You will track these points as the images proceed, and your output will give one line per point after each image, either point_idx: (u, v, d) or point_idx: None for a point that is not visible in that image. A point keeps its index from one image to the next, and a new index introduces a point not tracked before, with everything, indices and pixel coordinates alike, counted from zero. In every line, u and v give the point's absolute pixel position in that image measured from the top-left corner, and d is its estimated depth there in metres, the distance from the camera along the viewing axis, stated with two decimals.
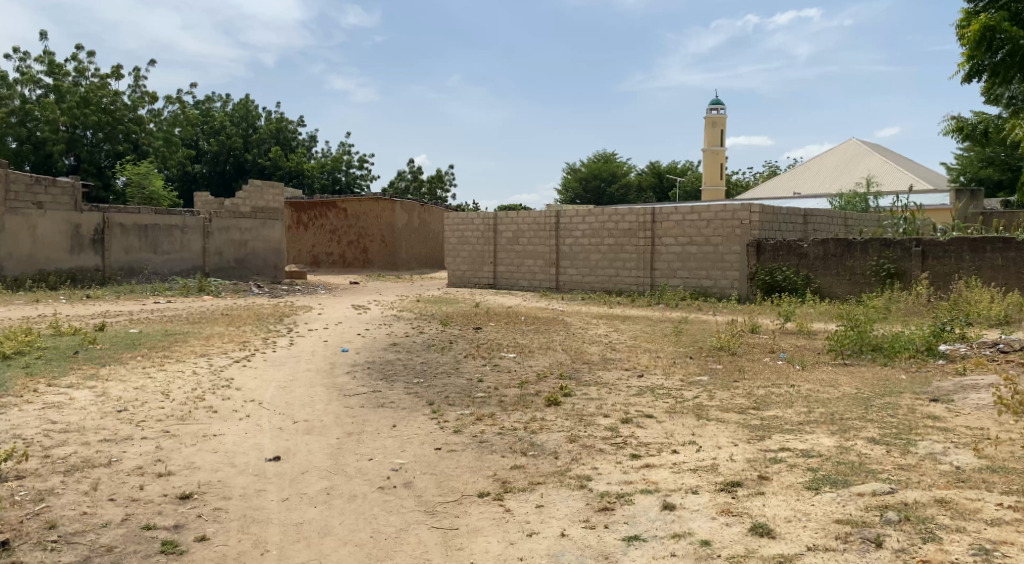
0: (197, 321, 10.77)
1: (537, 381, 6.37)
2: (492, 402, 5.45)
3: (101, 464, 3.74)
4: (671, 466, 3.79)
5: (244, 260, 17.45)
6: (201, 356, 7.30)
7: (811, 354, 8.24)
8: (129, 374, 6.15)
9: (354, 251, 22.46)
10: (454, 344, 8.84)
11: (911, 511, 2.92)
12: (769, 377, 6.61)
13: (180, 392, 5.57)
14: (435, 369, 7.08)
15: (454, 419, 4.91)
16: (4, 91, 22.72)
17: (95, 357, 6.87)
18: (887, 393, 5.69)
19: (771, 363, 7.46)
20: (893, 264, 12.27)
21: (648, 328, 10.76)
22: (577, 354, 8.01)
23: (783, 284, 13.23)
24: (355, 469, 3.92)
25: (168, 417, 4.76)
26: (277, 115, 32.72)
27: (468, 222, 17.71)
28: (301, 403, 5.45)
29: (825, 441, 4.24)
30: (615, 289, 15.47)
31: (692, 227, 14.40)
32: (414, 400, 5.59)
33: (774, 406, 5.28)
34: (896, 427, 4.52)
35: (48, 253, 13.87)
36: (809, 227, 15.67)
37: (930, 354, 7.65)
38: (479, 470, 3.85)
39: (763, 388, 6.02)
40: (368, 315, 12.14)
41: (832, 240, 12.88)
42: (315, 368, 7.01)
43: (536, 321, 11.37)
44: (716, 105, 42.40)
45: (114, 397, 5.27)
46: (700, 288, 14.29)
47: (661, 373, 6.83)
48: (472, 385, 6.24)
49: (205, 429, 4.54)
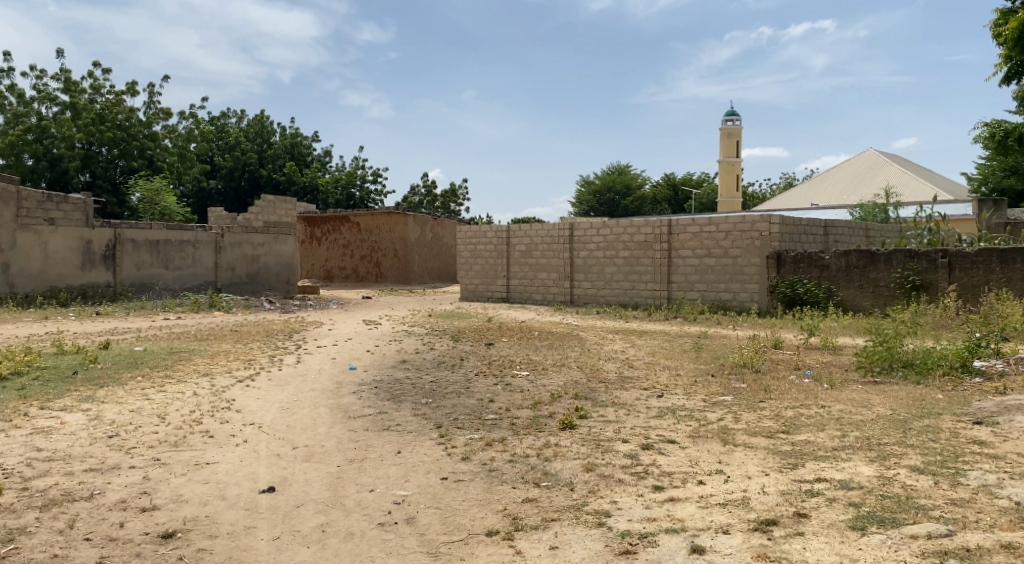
0: (204, 338, 10.58)
1: (550, 401, 6.06)
2: (504, 425, 5.15)
3: (81, 498, 3.51)
4: (698, 500, 3.46)
5: (256, 276, 17.32)
6: (204, 376, 7.08)
7: (838, 371, 7.85)
8: (127, 396, 5.93)
9: (367, 265, 22.32)
10: (465, 361, 8.56)
11: (975, 559, 2.58)
12: (796, 397, 6.25)
13: (178, 416, 5.34)
14: (445, 388, 6.79)
15: (463, 445, 4.62)
16: (22, 109, 23.03)
17: (94, 377, 6.67)
18: (925, 414, 5.31)
19: (796, 382, 7.09)
20: (918, 276, 11.86)
21: (666, 343, 10.43)
22: (592, 372, 7.69)
23: (805, 297, 12.84)
24: (354, 502, 3.63)
25: (161, 443, 4.52)
26: (292, 130, 32.85)
27: (481, 235, 17.50)
28: (302, 427, 5.18)
29: (865, 470, 3.89)
30: (631, 302, 15.12)
31: (709, 239, 14.05)
32: (421, 423, 5.30)
33: (804, 430, 4.93)
34: (942, 454, 4.14)
35: (59, 270, 13.81)
36: (830, 238, 15.28)
37: (965, 371, 7.25)
38: (487, 504, 3.55)
39: (791, 410, 5.65)
40: (378, 330, 11.93)
41: (855, 252, 12.50)
42: (320, 388, 6.75)
43: (550, 336, 11.07)
44: (730, 116, 42.11)
45: (107, 420, 5.05)
46: (719, 301, 13.91)
47: (682, 393, 6.48)
48: (483, 406, 5.95)
49: (199, 457, 4.28)
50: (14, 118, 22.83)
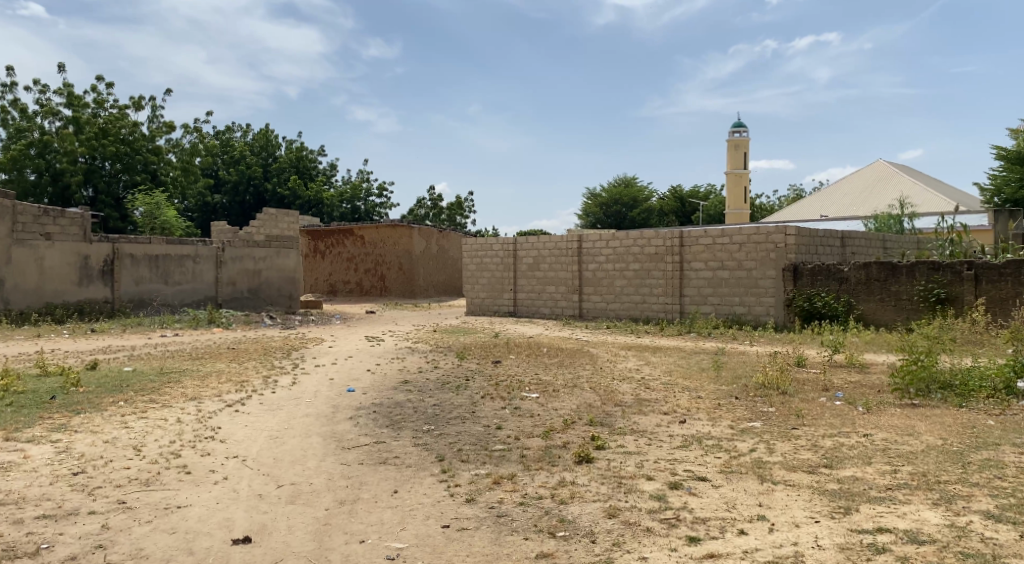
0: (199, 357, 10.14)
1: (563, 429, 5.55)
2: (513, 458, 4.66)
3: (26, 554, 3.03)
4: (743, 558, 2.96)
5: (258, 290, 16.90)
6: (191, 400, 6.61)
7: (871, 393, 7.31)
8: (103, 424, 5.46)
9: (371, 279, 21.88)
10: (470, 381, 8.04)
11: None
12: (832, 423, 5.72)
13: (154, 448, 4.85)
14: (449, 412, 6.29)
15: (468, 483, 4.12)
16: (25, 123, 22.86)
17: (72, 402, 6.20)
18: (982, 444, 4.78)
19: (828, 405, 6.56)
20: (943, 289, 11.33)
21: (682, 360, 9.92)
22: (607, 393, 7.17)
23: (823, 310, 12.31)
24: (342, 557, 3.14)
25: (130, 482, 4.04)
26: (297, 143, 32.65)
27: (487, 248, 17.03)
28: (291, 460, 4.70)
29: (931, 517, 3.37)
30: (642, 317, 14.61)
31: (723, 251, 13.54)
32: (422, 455, 4.80)
33: (849, 464, 4.40)
34: (1016, 496, 3.62)
35: (56, 285, 13.43)
36: (847, 250, 14.77)
37: (1010, 393, 6.69)
38: (496, 560, 3.06)
39: (830, 439, 5.13)
40: (380, 347, 11.46)
41: (875, 264, 12.00)
42: (315, 414, 6.26)
43: (559, 353, 10.57)
44: (738, 128, 41.70)
45: (75, 454, 4.57)
46: (733, 315, 13.38)
47: (707, 419, 5.97)
48: (490, 434, 5.45)
49: (170, 499, 3.79)
50: (17, 133, 22.67)
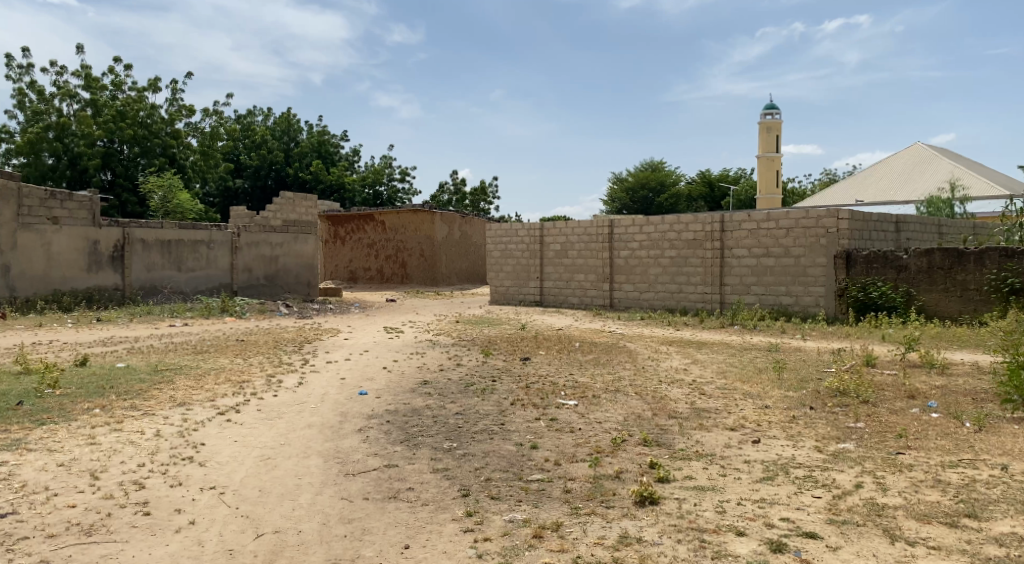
0: (202, 350, 9.35)
1: (613, 451, 4.56)
2: (557, 497, 3.67)
3: None
4: None
5: (275, 277, 16.11)
6: (177, 407, 5.72)
7: (968, 402, 6.19)
8: (66, 440, 4.60)
9: (392, 266, 21.02)
10: (497, 382, 7.09)
11: None
12: (943, 447, 4.63)
13: (115, 475, 3.95)
14: (473, 425, 5.33)
15: (501, 536, 3.15)
16: (43, 106, 22.35)
17: (40, 410, 5.36)
18: None
19: (924, 420, 5.47)
20: (1017, 278, 10.07)
21: (732, 358, 8.89)
22: (657, 401, 6.17)
23: (879, 301, 11.11)
24: None
25: (69, 529, 3.14)
26: (318, 128, 31.93)
27: (512, 233, 16.03)
28: (281, 494, 3.79)
29: None
30: (679, 307, 13.50)
31: (767, 236, 12.39)
32: (441, 489, 3.84)
33: (999, 514, 3.34)
34: None
35: (63, 272, 12.72)
36: (903, 236, 13.52)
37: None
38: None
39: (956, 472, 4.05)
40: (400, 339, 10.62)
41: (939, 250, 10.77)
42: (317, 425, 5.35)
43: (593, 348, 9.60)
44: (771, 110, 40.05)
45: (15, 484, 3.71)
46: (780, 306, 12.24)
47: (785, 439, 4.93)
48: (523, 456, 4.49)
49: (111, 558, 2.90)
50: (35, 116, 22.20)
